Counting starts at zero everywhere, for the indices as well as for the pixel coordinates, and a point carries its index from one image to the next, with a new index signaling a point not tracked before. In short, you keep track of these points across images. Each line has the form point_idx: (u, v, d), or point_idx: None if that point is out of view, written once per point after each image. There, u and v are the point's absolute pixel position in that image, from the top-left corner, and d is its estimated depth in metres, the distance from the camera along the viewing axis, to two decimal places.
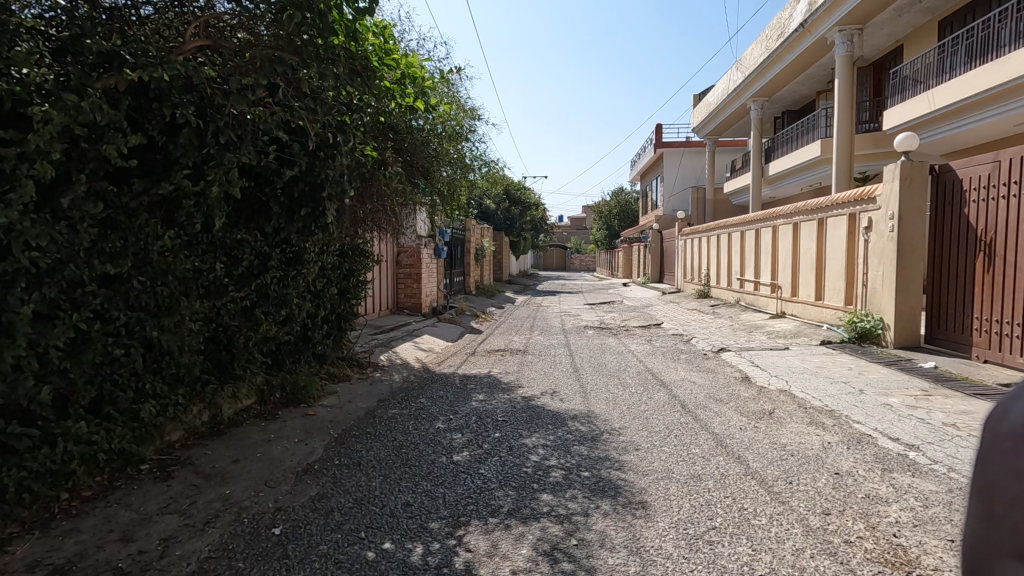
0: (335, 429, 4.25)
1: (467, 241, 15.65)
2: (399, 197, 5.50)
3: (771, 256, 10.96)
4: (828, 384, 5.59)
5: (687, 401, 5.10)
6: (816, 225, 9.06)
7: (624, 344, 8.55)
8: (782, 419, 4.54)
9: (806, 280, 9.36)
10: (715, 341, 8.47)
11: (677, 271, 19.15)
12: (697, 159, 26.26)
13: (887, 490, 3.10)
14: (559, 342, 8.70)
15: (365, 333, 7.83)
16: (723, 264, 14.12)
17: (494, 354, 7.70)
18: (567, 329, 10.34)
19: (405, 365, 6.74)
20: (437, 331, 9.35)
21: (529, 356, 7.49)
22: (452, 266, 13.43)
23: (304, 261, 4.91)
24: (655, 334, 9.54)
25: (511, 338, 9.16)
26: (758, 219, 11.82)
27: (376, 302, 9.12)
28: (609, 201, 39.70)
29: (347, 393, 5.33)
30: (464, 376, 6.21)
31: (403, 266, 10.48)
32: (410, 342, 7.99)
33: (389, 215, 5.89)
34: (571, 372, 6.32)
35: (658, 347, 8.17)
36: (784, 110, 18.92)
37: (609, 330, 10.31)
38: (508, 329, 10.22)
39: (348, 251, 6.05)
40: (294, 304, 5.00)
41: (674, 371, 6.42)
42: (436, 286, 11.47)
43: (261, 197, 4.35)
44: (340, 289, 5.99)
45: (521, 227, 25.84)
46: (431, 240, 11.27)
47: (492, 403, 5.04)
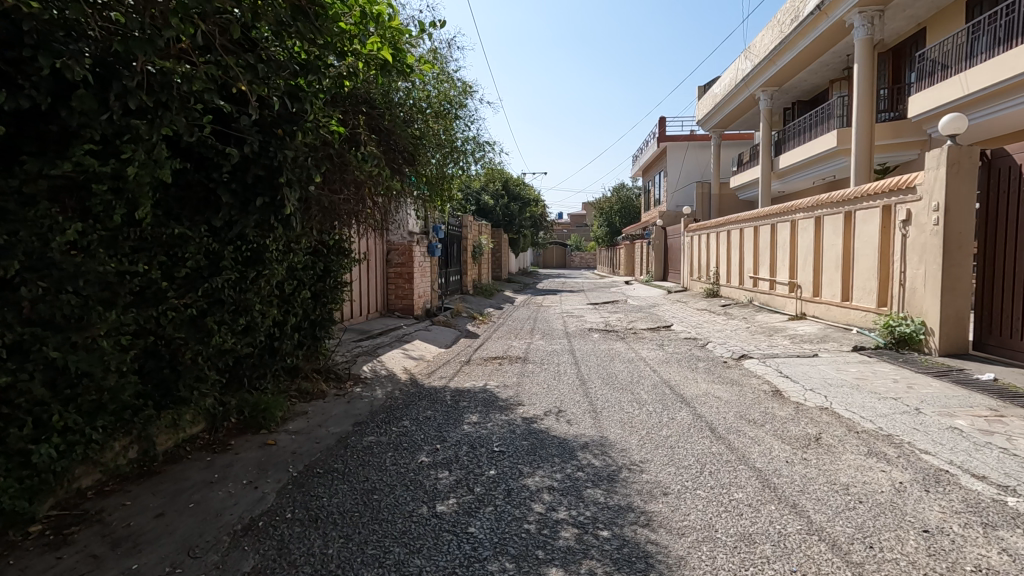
0: (295, 465, 3.50)
1: (463, 238, 14.90)
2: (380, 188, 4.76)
3: (788, 253, 10.21)
4: (875, 399, 4.85)
5: (715, 422, 4.37)
6: (842, 220, 8.31)
7: (634, 350, 7.81)
8: (833, 448, 3.81)
9: (830, 279, 8.61)
10: (733, 347, 7.72)
11: (683, 269, 18.38)
12: (702, 153, 25.48)
13: (1001, 561, 2.37)
14: (562, 348, 7.96)
15: (349, 339, 7.07)
16: (734, 261, 13.34)
17: (491, 362, 6.96)
18: (570, 332, 9.62)
19: (391, 377, 5.99)
20: (430, 336, 8.60)
21: (530, 365, 6.75)
22: (447, 265, 12.70)
23: (266, 261, 4.17)
24: (666, 338, 8.80)
25: (510, 343, 8.42)
26: (773, 213, 11.06)
27: (361, 304, 8.37)
28: (610, 197, 38.91)
29: (319, 414, 4.58)
30: (456, 390, 5.47)
31: (394, 265, 9.73)
32: (399, 349, 7.25)
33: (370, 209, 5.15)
34: (578, 386, 5.58)
35: (672, 354, 7.44)
36: (794, 100, 18.14)
37: (616, 333, 9.57)
38: (507, 333, 9.47)
39: (323, 248, 5.30)
40: (254, 311, 4.25)
41: (695, 384, 5.68)
42: (430, 287, 10.73)
43: (208, 184, 3.60)
44: (313, 292, 5.24)
45: (521, 223, 25.06)
46: (425, 237, 10.51)
47: (488, 427, 4.30)
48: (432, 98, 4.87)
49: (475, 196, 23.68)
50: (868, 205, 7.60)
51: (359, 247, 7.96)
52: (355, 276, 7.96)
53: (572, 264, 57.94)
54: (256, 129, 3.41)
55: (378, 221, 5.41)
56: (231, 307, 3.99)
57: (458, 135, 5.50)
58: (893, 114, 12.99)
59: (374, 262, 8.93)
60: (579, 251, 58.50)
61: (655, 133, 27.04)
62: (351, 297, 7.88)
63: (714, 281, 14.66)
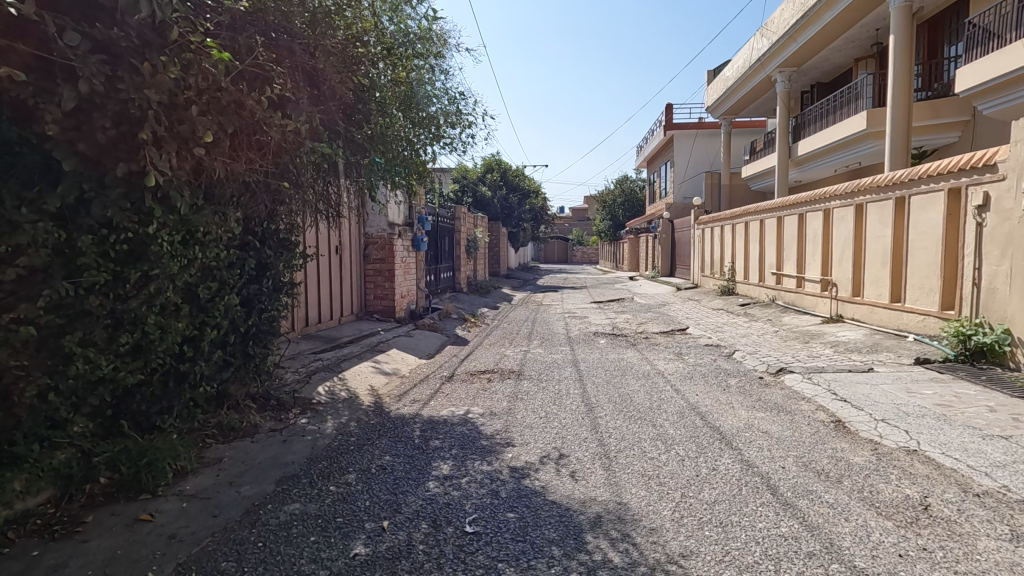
0: (162, 565, 2.33)
1: (456, 231, 13.72)
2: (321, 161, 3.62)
3: (820, 247, 9.04)
4: (976, 439, 3.67)
5: (773, 476, 3.20)
6: (890, 207, 7.13)
7: (648, 361, 6.65)
8: (956, 526, 2.64)
9: (875, 275, 7.41)
10: (766, 357, 6.55)
11: (693, 265, 17.20)
12: (711, 142, 24.21)
13: None
14: (564, 358, 6.78)
15: (307, 352, 5.90)
16: (753, 255, 12.15)
17: (478, 378, 5.77)
18: (572, 337, 8.44)
19: (350, 402, 4.80)
20: (411, 343, 7.41)
21: (525, 382, 5.56)
22: (437, 261, 11.55)
23: (154, 257, 3.00)
24: (684, 345, 7.64)
25: (503, 352, 7.23)
26: (799, 202, 9.86)
27: (325, 306, 7.21)
28: (614, 189, 37.68)
29: (237, 464, 3.40)
30: (429, 422, 4.29)
31: (372, 260, 8.57)
32: (369, 362, 6.07)
33: (317, 190, 3.99)
34: (584, 415, 4.40)
35: (694, 367, 6.28)
36: (814, 83, 16.88)
37: (625, 339, 8.41)
38: (500, 339, 8.28)
39: (255, 242, 4.13)
40: (144, 326, 3.09)
41: (730, 411, 4.53)
42: (415, 285, 9.57)
43: (39, 144, 2.43)
44: (242, 298, 4.08)
45: (520, 216, 23.82)
46: (410, 229, 9.36)
47: (461, 486, 3.10)
48: (388, 44, 3.73)
49: (472, 187, 22.51)
50: (928, 189, 6.41)
51: (319, 239, 6.79)
52: (314, 271, 6.79)
53: (574, 259, 56.72)
54: (95, 56, 2.23)
55: (328, 206, 4.25)
56: (101, 323, 2.82)
57: (426, 101, 4.36)
58: (929, 94, 11.80)
59: (343, 257, 7.78)
60: (580, 246, 57.21)
61: (660, 121, 25.72)
62: (308, 296, 6.71)
63: (729, 278, 13.48)
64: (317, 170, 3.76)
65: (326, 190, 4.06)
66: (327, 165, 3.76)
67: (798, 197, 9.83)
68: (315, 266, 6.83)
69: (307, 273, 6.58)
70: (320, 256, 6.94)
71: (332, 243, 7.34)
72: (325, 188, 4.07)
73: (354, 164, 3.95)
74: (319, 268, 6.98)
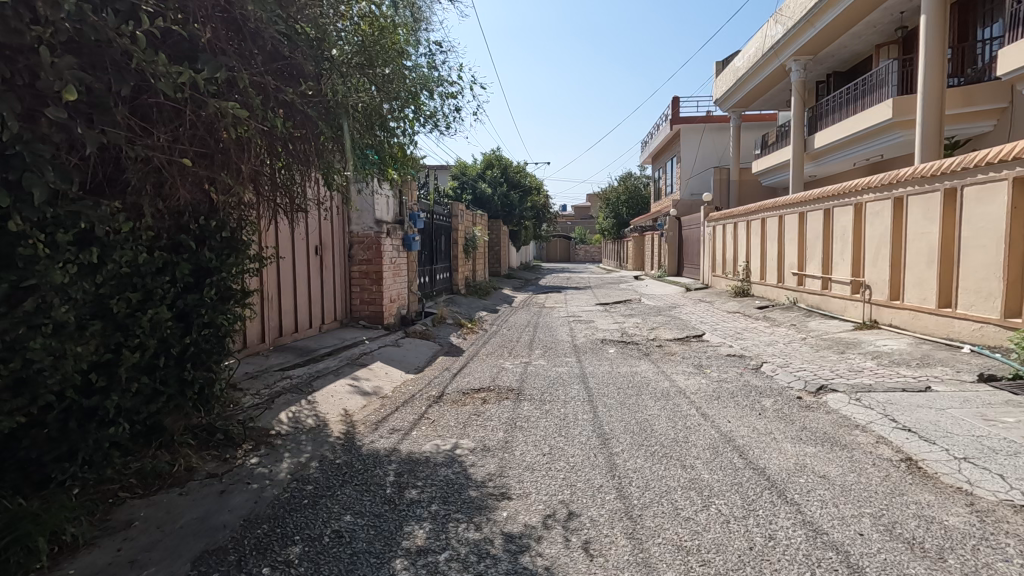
0: None
1: (453, 230, 12.97)
2: (263, 137, 2.85)
3: (849, 245, 8.23)
4: None
5: (852, 551, 2.42)
6: (937, 200, 6.32)
7: (665, 374, 5.88)
8: None
9: (919, 276, 6.61)
10: (799, 370, 5.76)
11: (703, 264, 16.40)
12: (719, 137, 23.38)
13: None
14: (569, 372, 6.00)
15: (274, 369, 5.13)
16: (770, 254, 11.34)
17: (470, 400, 4.96)
18: (578, 346, 7.64)
19: (316, 433, 4.02)
20: (398, 354, 6.61)
21: (525, 405, 4.77)
22: (433, 261, 10.82)
23: (25, 263, 2.24)
24: (704, 355, 6.87)
25: (502, 364, 6.44)
26: (824, 195, 9.04)
27: (299, 312, 6.49)
28: (617, 186, 36.85)
29: (151, 530, 2.62)
30: (406, 461, 3.50)
31: (357, 262, 7.83)
32: (346, 379, 5.29)
33: (267, 176, 3.21)
34: (596, 452, 3.61)
35: (718, 382, 5.50)
36: (830, 72, 16.03)
37: (637, 347, 7.61)
38: (499, 348, 7.47)
39: (192, 242, 3.35)
40: (24, 353, 2.33)
41: (773, 444, 3.74)
42: (407, 288, 8.81)
43: None
44: (175, 311, 3.31)
45: (522, 213, 22.97)
46: (400, 227, 8.60)
47: (437, 568, 2.32)
48: None
49: (471, 183, 21.82)
50: (986, 178, 5.60)
51: (286, 239, 6.06)
52: (282, 272, 6.07)
53: (577, 258, 55.90)
54: None
55: (282, 194, 3.48)
56: None
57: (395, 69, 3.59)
58: (962, 80, 10.95)
59: (322, 257, 7.05)
60: (583, 245, 56.33)
61: (665, 115, 24.96)
62: (275, 301, 5.98)
63: (744, 278, 12.68)
64: (264, 148, 2.99)
65: (275, 176, 3.29)
66: (274, 144, 2.99)
67: (823, 191, 9.02)
68: (283, 266, 6.11)
69: (272, 273, 5.86)
70: (289, 255, 6.22)
71: (306, 240, 6.62)
72: (277, 173, 3.29)
73: (308, 147, 3.18)
74: (290, 268, 6.25)
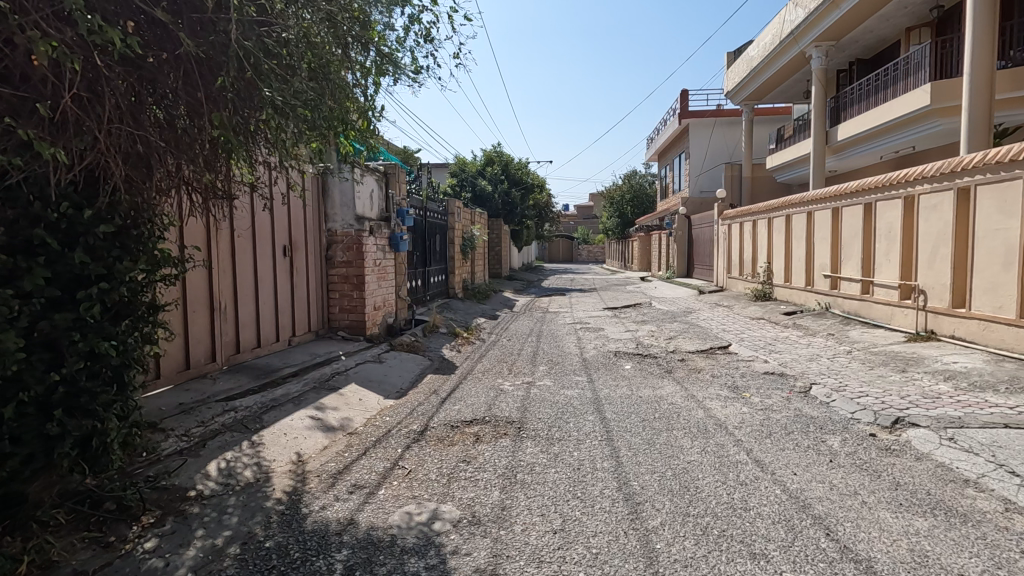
0: None
1: (448, 229, 11.97)
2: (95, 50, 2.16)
3: (895, 244, 7.24)
4: None
5: None
6: (1016, 191, 5.32)
7: (696, 400, 4.89)
8: None
9: (991, 280, 5.62)
10: (858, 395, 4.76)
11: (717, 265, 15.41)
12: (729, 132, 22.38)
13: None
14: (580, 397, 5.00)
15: (217, 399, 4.15)
16: (796, 254, 10.35)
17: (459, 439, 3.97)
18: (588, 361, 6.64)
19: (253, 493, 3.03)
20: (378, 373, 5.61)
21: (528, 446, 3.77)
22: (425, 263, 9.83)
23: None
24: (738, 373, 5.86)
25: (499, 385, 5.46)
26: (862, 188, 8.05)
27: (261, 321, 5.63)
28: (621, 185, 35.92)
29: None
30: (364, 545, 2.51)
31: (337, 264, 6.91)
32: (307, 409, 4.29)
33: (142, 126, 2.50)
34: (627, 529, 2.62)
35: (764, 411, 4.50)
36: (853, 59, 14.99)
37: (656, 361, 6.62)
38: (496, 364, 6.47)
39: (56, 240, 2.35)
40: None
41: (862, 512, 2.76)
42: (394, 292, 7.85)
43: None
44: (30, 339, 2.31)
45: (523, 212, 21.98)
46: (386, 224, 7.63)
47: None
48: None
49: (471, 180, 20.94)
50: None
51: (235, 237, 5.20)
52: (235, 276, 5.22)
53: (579, 258, 54.91)
54: None
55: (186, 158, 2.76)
56: None
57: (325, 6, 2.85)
58: (1008, 63, 9.93)
59: (293, 256, 6.18)
60: (586, 245, 55.41)
61: (673, 109, 23.91)
62: (228, 309, 5.14)
63: (765, 280, 11.68)
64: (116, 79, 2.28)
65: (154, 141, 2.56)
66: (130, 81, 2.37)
67: (862, 183, 8.01)
68: (237, 269, 5.25)
69: (221, 278, 5.01)
70: (243, 255, 5.35)
71: (269, 236, 5.76)
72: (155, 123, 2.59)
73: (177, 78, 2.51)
74: (246, 272, 5.40)
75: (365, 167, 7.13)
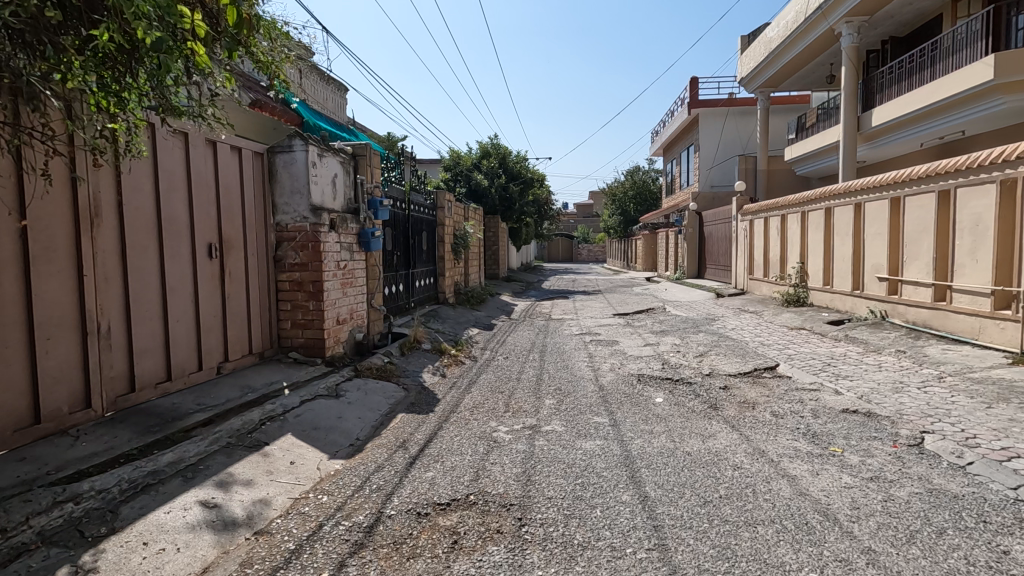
0: None
1: (437, 225, 10.51)
2: None
3: (985, 240, 5.84)
4: None
5: None
6: None
7: (768, 460, 3.46)
8: None
9: None
10: (1004, 455, 3.33)
11: (736, 265, 14.01)
12: (741, 122, 20.95)
13: None
14: (603, 455, 3.56)
15: (57, 478, 2.69)
16: (838, 253, 8.94)
17: (426, 547, 2.51)
18: (608, 390, 5.19)
19: None
20: (328, 415, 4.15)
21: (534, 567, 2.31)
22: (407, 264, 8.39)
23: None
24: (808, 412, 4.43)
25: (492, 433, 4.00)
26: (933, 172, 6.64)
27: (173, 343, 4.22)
28: (623, 181, 34.52)
29: None
30: None
31: (287, 267, 5.50)
32: (198, 491, 2.84)
33: None
34: None
35: (879, 484, 3.07)
36: (888, 36, 13.55)
37: (692, 391, 5.19)
38: (489, 397, 5.01)
39: None
40: None
41: None
42: (365, 301, 6.42)
43: None
44: None
45: (523, 208, 20.54)
46: (354, 218, 6.20)
47: None
48: None
49: (466, 174, 19.52)
50: None
51: (125, 230, 3.81)
52: (129, 284, 3.83)
53: (579, 257, 53.49)
54: None
55: None
56: None
57: None
58: None
59: (225, 257, 4.79)
60: (586, 245, 54.02)
61: (682, 98, 22.42)
62: (117, 336, 3.73)
63: (797, 283, 10.26)
64: None
65: None
66: None
67: (934, 167, 6.60)
68: (132, 275, 3.86)
69: (102, 289, 3.62)
70: (142, 257, 3.97)
71: (185, 231, 4.38)
72: None
73: None
74: (148, 279, 4.01)
75: (325, 145, 5.71)
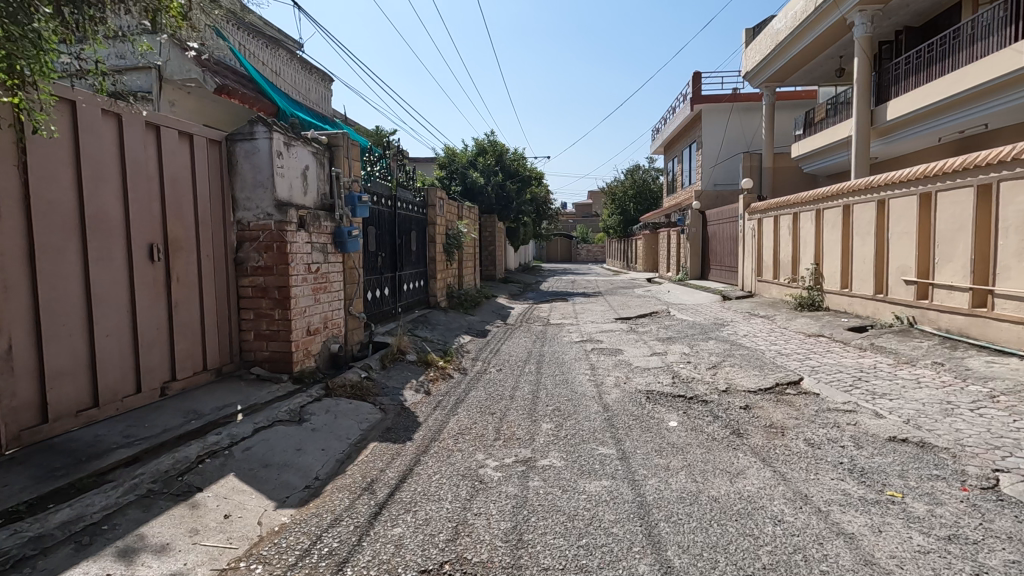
0: None
1: (427, 224, 9.85)
2: None
3: None
4: None
5: None
6: None
7: (813, 509, 2.82)
8: None
9: None
10: None
11: (743, 266, 13.40)
12: (746, 118, 20.32)
13: None
14: (611, 502, 2.92)
15: None
16: (858, 253, 8.31)
17: None
18: (614, 411, 4.54)
19: None
20: (284, 448, 3.50)
21: None
22: (393, 267, 7.75)
23: None
24: (848, 441, 3.78)
25: (478, 471, 3.35)
26: (971, 164, 6.00)
27: (101, 363, 3.57)
28: (623, 180, 33.90)
29: None
30: None
31: (249, 271, 4.85)
32: (92, 565, 2.20)
33: None
34: None
35: (961, 548, 2.43)
36: (903, 25, 12.92)
37: (709, 412, 4.54)
38: (478, 420, 4.35)
39: None
40: None
41: None
42: (342, 308, 5.77)
43: None
44: None
45: (519, 207, 19.63)
46: (328, 216, 5.55)
47: None
48: None
49: (461, 172, 18.89)
50: None
51: (34, 226, 3.16)
52: (42, 292, 3.19)
53: (578, 257, 52.79)
54: None
55: None
56: None
57: None
58: None
59: (171, 259, 4.14)
60: (585, 245, 53.43)
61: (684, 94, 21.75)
62: (22, 357, 3.08)
63: (812, 285, 9.63)
64: None
65: None
66: None
67: (972, 158, 5.96)
68: (46, 283, 3.22)
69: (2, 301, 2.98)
70: (59, 260, 3.32)
71: (119, 229, 3.73)
72: None
73: None
74: (67, 286, 3.36)
75: (293, 133, 5.06)
